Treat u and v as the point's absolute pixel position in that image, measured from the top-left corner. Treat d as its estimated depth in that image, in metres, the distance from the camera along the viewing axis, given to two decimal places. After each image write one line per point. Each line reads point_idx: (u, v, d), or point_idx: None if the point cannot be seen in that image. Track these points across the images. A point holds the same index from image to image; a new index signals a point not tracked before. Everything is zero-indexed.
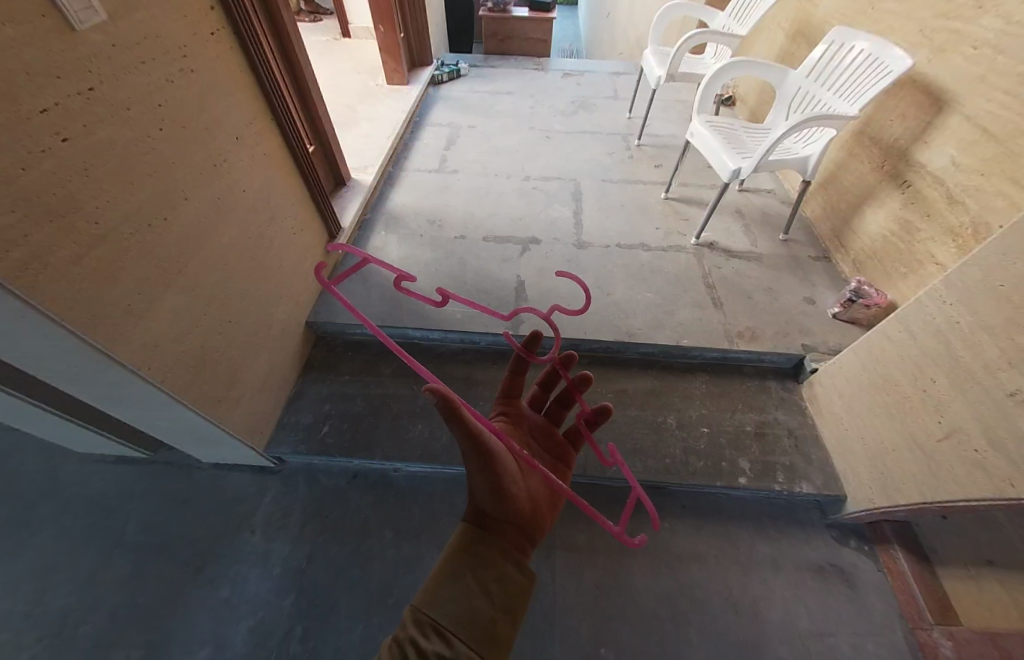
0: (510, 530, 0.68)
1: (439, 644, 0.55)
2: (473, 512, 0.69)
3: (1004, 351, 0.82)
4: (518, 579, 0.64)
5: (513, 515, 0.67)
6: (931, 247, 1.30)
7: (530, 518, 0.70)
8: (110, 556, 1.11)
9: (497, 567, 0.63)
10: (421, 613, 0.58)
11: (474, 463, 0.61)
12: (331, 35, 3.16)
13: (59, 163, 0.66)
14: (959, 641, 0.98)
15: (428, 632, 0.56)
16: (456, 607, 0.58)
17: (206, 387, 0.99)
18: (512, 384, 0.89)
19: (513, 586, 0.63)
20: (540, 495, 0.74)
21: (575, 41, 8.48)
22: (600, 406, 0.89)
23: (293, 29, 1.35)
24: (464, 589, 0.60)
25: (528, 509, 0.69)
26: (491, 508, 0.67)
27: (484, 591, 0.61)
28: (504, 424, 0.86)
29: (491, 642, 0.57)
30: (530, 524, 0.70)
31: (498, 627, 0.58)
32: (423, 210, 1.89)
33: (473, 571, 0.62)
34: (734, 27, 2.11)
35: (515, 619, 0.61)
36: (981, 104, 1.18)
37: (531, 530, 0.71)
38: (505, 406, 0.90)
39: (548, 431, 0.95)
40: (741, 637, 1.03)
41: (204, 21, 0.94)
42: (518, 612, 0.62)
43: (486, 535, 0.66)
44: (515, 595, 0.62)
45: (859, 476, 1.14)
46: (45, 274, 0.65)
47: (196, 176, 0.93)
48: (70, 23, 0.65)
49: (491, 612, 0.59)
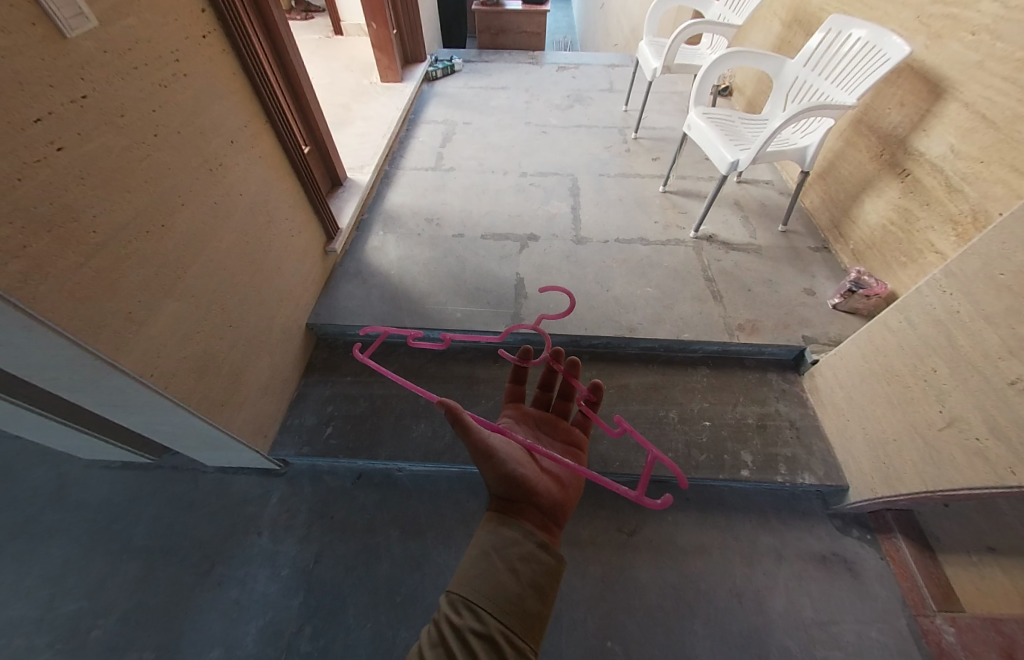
0: (530, 510, 0.72)
1: (472, 620, 0.58)
2: (495, 500, 0.74)
3: (1004, 340, 0.82)
4: (544, 558, 0.65)
5: (529, 495, 0.72)
6: (930, 236, 1.30)
7: (548, 497, 0.75)
8: (120, 560, 1.12)
9: (522, 547, 0.65)
10: (454, 594, 0.61)
11: (481, 458, 0.70)
12: (324, 32, 3.14)
13: (55, 173, 0.66)
14: (961, 626, 1.01)
15: (460, 609, 0.59)
16: (484, 585, 0.61)
17: (209, 391, 0.99)
18: (514, 390, 0.99)
19: (541, 565, 0.64)
20: (556, 477, 0.80)
21: (570, 33, 8.39)
22: (591, 387, 0.96)
23: (284, 28, 1.34)
24: (491, 568, 0.63)
25: (547, 491, 0.75)
26: (505, 491, 0.72)
27: (511, 569, 0.63)
28: (511, 423, 0.94)
29: (523, 619, 0.59)
30: (549, 503, 0.75)
31: (528, 605, 0.60)
32: (421, 208, 1.88)
33: (498, 550, 0.65)
34: (729, 16, 2.09)
35: (545, 597, 0.63)
36: (979, 91, 1.18)
37: (552, 509, 0.75)
38: (510, 407, 0.98)
39: (554, 421, 0.97)
40: (746, 627, 1.04)
41: (196, 23, 0.93)
42: (549, 591, 0.63)
43: (506, 517, 0.70)
44: (543, 574, 0.64)
45: (861, 466, 1.15)
46: (45, 285, 0.65)
47: (192, 181, 0.93)
48: (60, 31, 0.65)
49: (520, 590, 0.61)
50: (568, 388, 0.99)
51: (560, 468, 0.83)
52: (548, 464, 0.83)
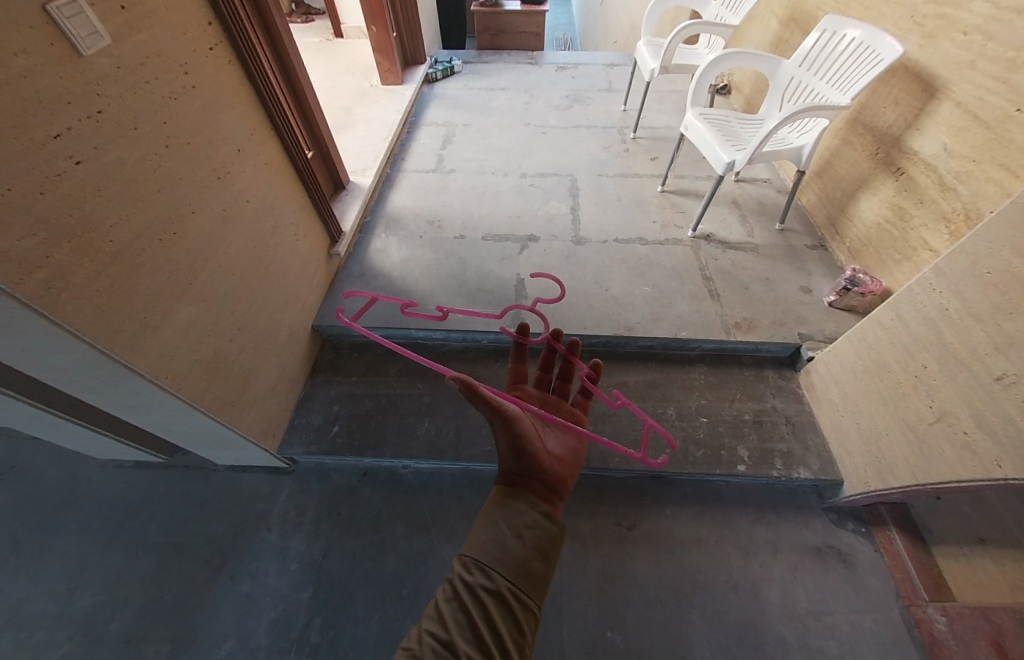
0: (535, 484, 0.75)
1: (483, 577, 0.62)
2: (503, 474, 0.77)
3: (990, 336, 0.84)
4: (547, 527, 0.69)
5: (537, 469, 0.75)
6: (924, 233, 1.32)
7: (553, 472, 0.78)
8: (135, 557, 1.16)
9: (526, 515, 0.69)
10: (467, 556, 0.65)
11: (501, 425, 0.73)
12: (325, 35, 3.16)
13: (73, 186, 0.69)
14: (952, 616, 1.03)
15: (472, 569, 0.63)
16: (493, 548, 0.65)
17: (220, 392, 1.03)
18: (519, 370, 1.00)
19: (545, 532, 0.68)
20: (558, 453, 0.83)
21: (570, 29, 8.38)
22: (592, 366, 0.99)
23: (287, 35, 1.36)
24: (499, 533, 0.66)
25: (552, 466, 0.78)
26: (514, 465, 0.75)
27: (517, 535, 0.66)
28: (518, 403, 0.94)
29: (528, 579, 0.63)
30: (554, 477, 0.78)
31: (533, 566, 0.64)
32: (422, 210, 1.91)
33: (506, 519, 0.68)
34: (727, 16, 2.09)
35: (548, 560, 0.67)
36: (970, 90, 1.20)
37: (555, 483, 0.78)
38: (515, 390, 0.99)
39: (556, 401, 0.99)
40: (742, 617, 1.07)
41: (203, 36, 0.96)
42: (551, 555, 0.67)
43: (513, 490, 0.73)
44: (546, 540, 0.67)
45: (855, 461, 1.17)
46: (66, 293, 0.68)
47: (203, 189, 0.96)
48: (77, 49, 0.68)
49: (525, 553, 0.65)
50: (567, 370, 1.02)
51: (563, 447, 0.86)
52: (553, 442, 0.85)
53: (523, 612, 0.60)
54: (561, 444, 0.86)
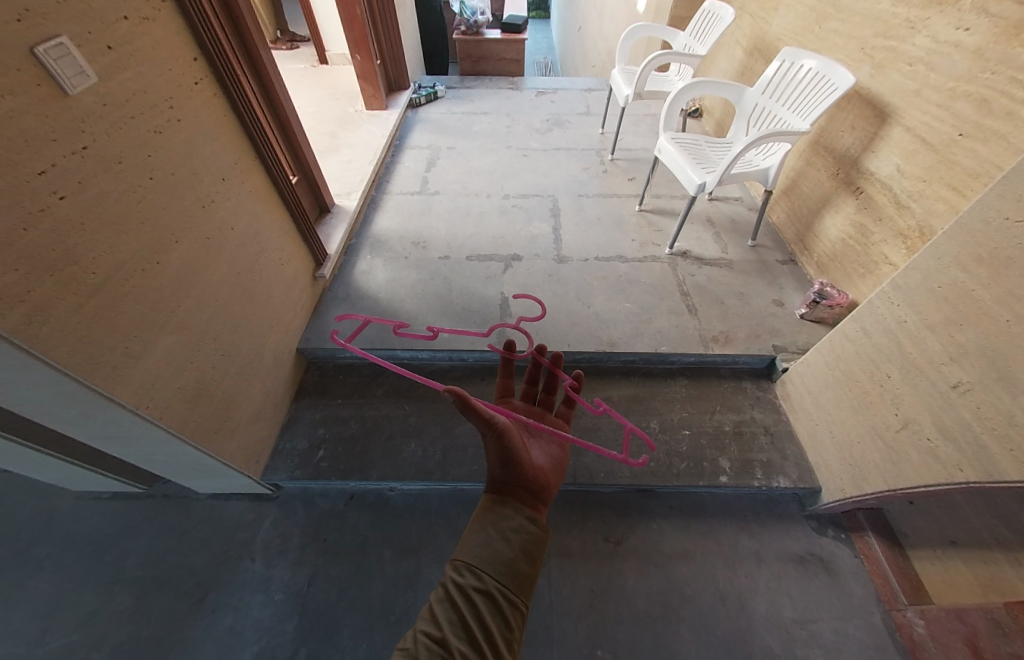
0: (522, 491, 0.76)
1: (473, 579, 0.63)
2: (491, 481, 0.78)
3: (945, 347, 0.89)
4: (534, 530, 0.70)
5: (525, 476, 0.76)
6: (884, 248, 1.39)
7: (539, 480, 0.78)
8: (111, 592, 1.13)
9: (514, 520, 0.69)
10: (459, 559, 0.66)
11: (490, 436, 0.74)
12: (309, 61, 3.23)
13: (57, 220, 0.70)
14: (930, 619, 1.05)
15: (463, 571, 0.64)
16: (482, 552, 0.65)
17: (202, 418, 1.02)
18: (506, 385, 1.00)
19: (531, 535, 0.69)
20: (542, 461, 0.84)
21: (549, 53, 8.67)
22: (574, 378, 0.99)
23: (271, 65, 1.40)
24: (488, 538, 0.67)
25: (537, 472, 0.79)
26: (502, 473, 0.76)
27: (505, 538, 0.67)
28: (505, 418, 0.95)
29: (517, 578, 0.64)
30: (539, 485, 0.78)
31: (521, 567, 0.65)
32: (407, 232, 1.94)
33: (494, 524, 0.69)
34: (695, 46, 2.21)
35: (535, 560, 0.68)
36: (918, 116, 1.28)
37: (541, 490, 0.78)
38: (502, 403, 1.00)
39: (541, 413, 1.01)
40: (730, 629, 1.08)
41: (188, 71, 0.99)
42: (537, 556, 0.68)
43: (501, 497, 0.74)
44: (533, 543, 0.68)
45: (831, 468, 1.21)
46: (47, 326, 0.69)
47: (186, 218, 0.98)
48: (64, 88, 0.70)
49: (513, 555, 0.66)
50: (552, 383, 1.03)
51: (548, 456, 0.87)
52: (538, 453, 0.86)
53: (512, 610, 0.61)
54: (545, 454, 0.87)
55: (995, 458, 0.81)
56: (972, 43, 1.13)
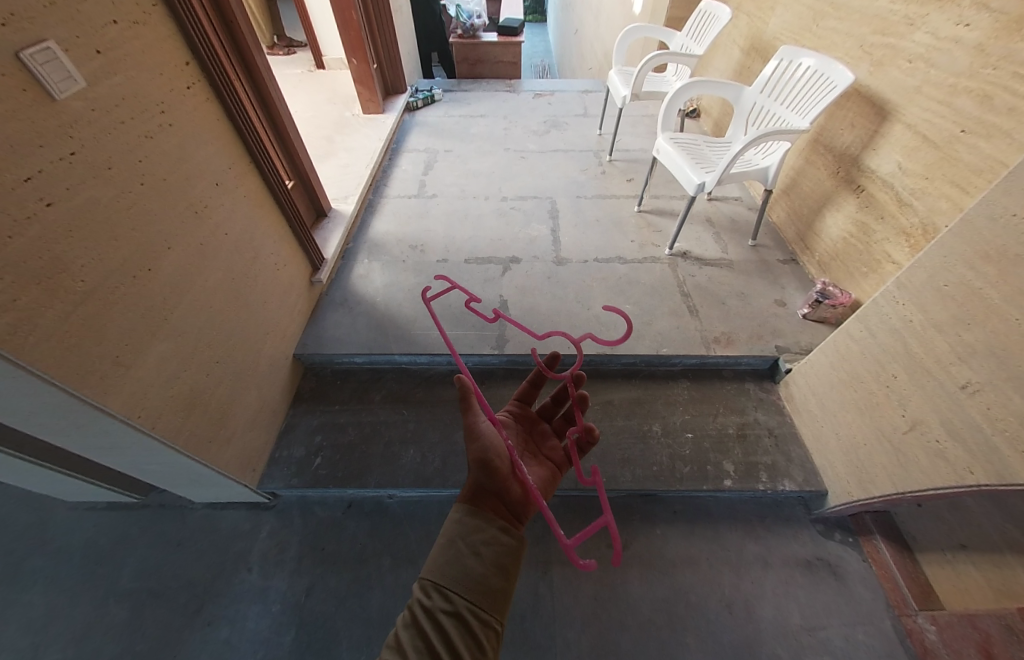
0: (496, 499, 0.72)
1: (441, 601, 0.61)
2: (464, 487, 0.75)
3: (953, 346, 0.88)
4: (506, 541, 0.67)
5: (499, 484, 0.73)
6: (886, 247, 1.38)
7: (515, 490, 0.74)
8: (105, 605, 1.11)
9: (484, 532, 0.66)
10: (426, 579, 0.63)
11: (466, 438, 0.76)
12: (306, 66, 3.23)
13: (45, 228, 0.69)
14: (942, 624, 1.03)
15: (430, 592, 0.62)
16: (450, 570, 0.63)
17: (197, 428, 1.00)
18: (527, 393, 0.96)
19: (503, 547, 0.66)
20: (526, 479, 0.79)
21: (547, 56, 8.69)
22: (584, 428, 0.83)
23: (265, 69, 1.39)
24: (457, 554, 0.65)
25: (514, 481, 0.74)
26: (476, 479, 0.74)
27: (475, 553, 0.65)
28: (508, 420, 0.92)
29: (488, 594, 0.62)
30: (516, 493, 0.74)
31: (492, 582, 0.63)
32: (405, 236, 1.93)
33: (462, 537, 0.66)
34: (692, 46, 2.21)
35: (508, 572, 0.65)
36: (918, 113, 1.27)
37: (518, 499, 0.74)
38: (515, 406, 0.97)
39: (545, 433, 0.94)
40: (737, 637, 1.06)
41: (180, 76, 0.98)
42: (511, 568, 0.65)
43: (474, 506, 0.70)
44: (505, 553, 0.65)
45: (837, 471, 1.19)
46: (33, 336, 0.67)
47: (178, 225, 0.96)
48: (50, 94, 0.69)
49: (484, 569, 0.63)
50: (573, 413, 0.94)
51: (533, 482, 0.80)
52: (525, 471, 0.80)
53: (485, 629, 0.59)
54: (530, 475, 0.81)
55: (1006, 460, 0.80)
56: (973, 38, 1.12)
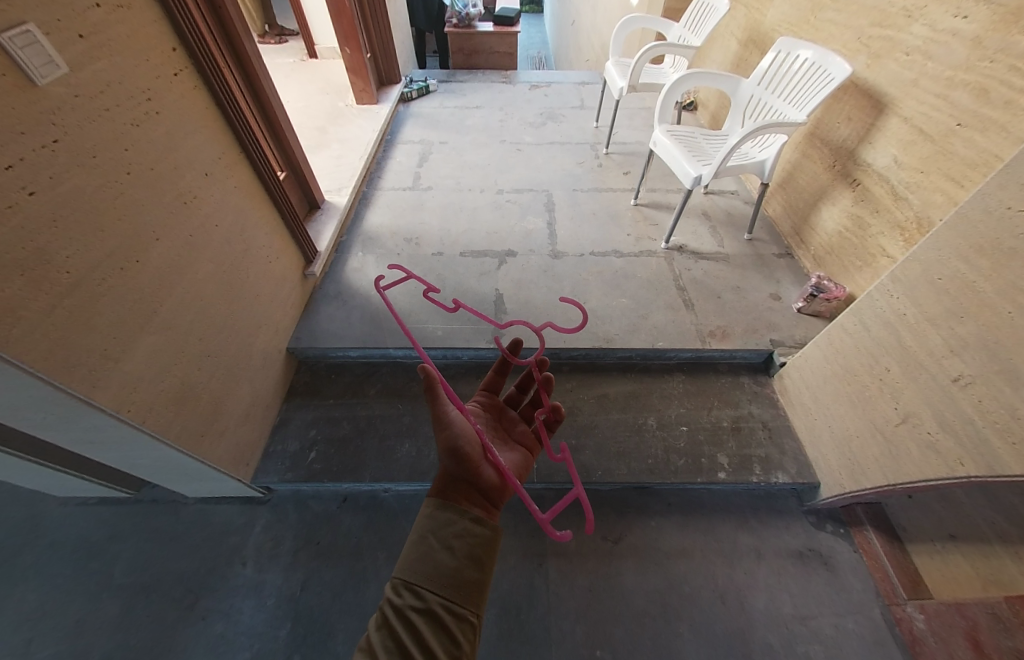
0: (470, 490, 0.72)
1: (412, 598, 0.60)
2: (437, 479, 0.74)
3: (945, 339, 0.88)
4: (479, 531, 0.66)
5: (471, 474, 0.72)
6: (881, 240, 1.38)
7: (489, 479, 0.73)
8: (98, 600, 1.10)
9: (456, 525, 0.66)
10: (398, 577, 0.63)
11: (437, 425, 0.73)
12: (299, 55, 3.17)
13: (27, 217, 0.67)
14: (930, 613, 1.05)
15: (401, 591, 0.61)
16: (421, 566, 0.62)
17: (188, 421, 0.99)
18: (496, 381, 0.96)
19: (475, 537, 0.66)
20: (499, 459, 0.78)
21: (544, 47, 8.60)
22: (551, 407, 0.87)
23: (255, 56, 1.36)
24: (428, 549, 0.64)
25: (489, 469, 0.74)
26: (447, 472, 0.73)
27: (447, 547, 0.64)
28: (478, 410, 0.91)
29: (461, 587, 0.61)
30: (490, 483, 0.73)
31: (465, 574, 0.62)
32: (399, 229, 1.91)
33: (434, 532, 0.66)
34: (690, 36, 2.18)
35: (483, 563, 0.64)
36: (915, 106, 1.27)
37: (492, 488, 0.73)
38: (484, 395, 0.96)
39: (513, 417, 0.94)
40: (730, 627, 1.07)
41: (167, 62, 0.95)
42: (485, 560, 0.65)
43: (446, 499, 0.70)
44: (478, 545, 0.65)
45: (829, 463, 1.20)
46: (17, 329, 0.65)
47: (166, 215, 0.94)
48: (32, 79, 0.67)
49: (456, 562, 0.63)
50: (539, 398, 0.96)
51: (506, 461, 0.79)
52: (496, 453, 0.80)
53: (458, 623, 0.59)
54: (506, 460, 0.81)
55: (997, 452, 0.80)
56: (970, 31, 1.12)
